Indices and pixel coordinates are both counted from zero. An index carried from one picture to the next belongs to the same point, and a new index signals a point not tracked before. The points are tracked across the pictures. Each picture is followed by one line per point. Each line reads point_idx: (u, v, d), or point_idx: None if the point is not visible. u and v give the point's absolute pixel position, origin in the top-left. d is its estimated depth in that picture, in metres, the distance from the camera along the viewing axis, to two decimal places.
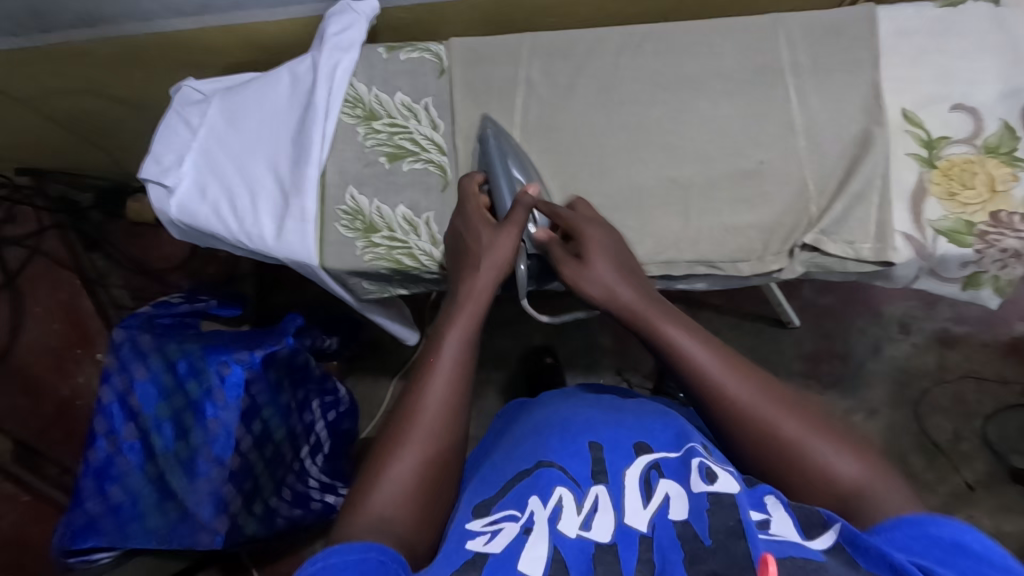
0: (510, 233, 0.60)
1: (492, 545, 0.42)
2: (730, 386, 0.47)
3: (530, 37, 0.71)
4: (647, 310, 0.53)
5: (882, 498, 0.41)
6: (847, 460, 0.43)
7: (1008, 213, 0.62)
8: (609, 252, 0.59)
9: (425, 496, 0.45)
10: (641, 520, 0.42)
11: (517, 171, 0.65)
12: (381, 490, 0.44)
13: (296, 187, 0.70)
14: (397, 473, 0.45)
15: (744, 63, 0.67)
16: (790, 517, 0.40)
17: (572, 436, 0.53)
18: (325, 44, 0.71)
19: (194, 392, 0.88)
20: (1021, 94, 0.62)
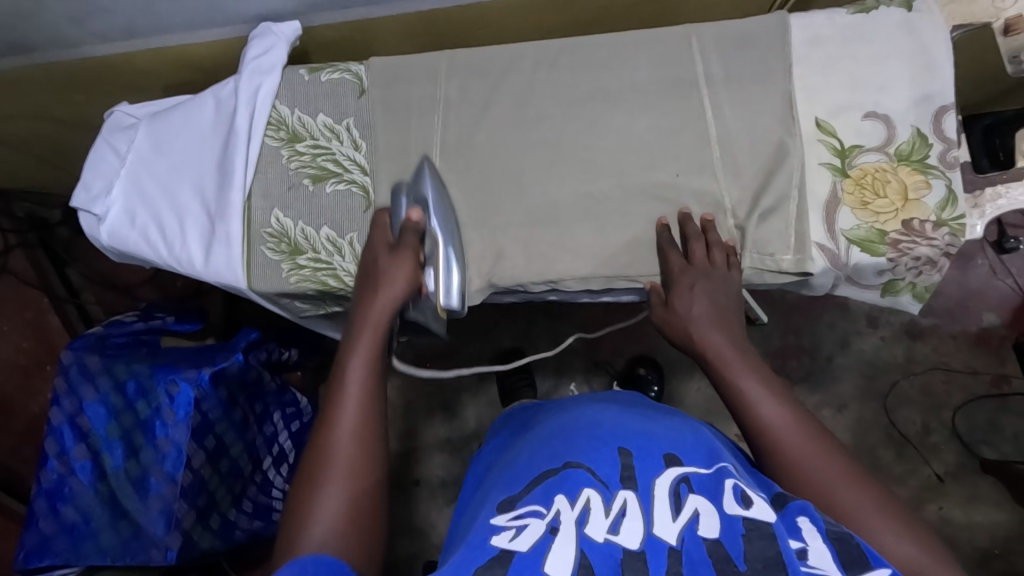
0: (405, 258, 0.62)
1: (518, 544, 0.44)
2: (766, 416, 0.54)
3: (448, 55, 0.71)
4: (725, 348, 0.59)
5: (868, 524, 0.46)
6: (847, 488, 0.48)
7: (920, 221, 0.61)
8: (710, 304, 0.62)
9: (354, 519, 0.47)
10: (670, 532, 0.43)
11: (433, 216, 0.64)
12: (315, 524, 0.46)
13: (220, 211, 0.70)
14: (325, 509, 0.47)
15: (659, 76, 0.67)
16: (830, 550, 0.41)
17: (602, 439, 0.53)
18: (246, 68, 0.72)
19: (143, 412, 0.89)
20: (933, 100, 0.62)
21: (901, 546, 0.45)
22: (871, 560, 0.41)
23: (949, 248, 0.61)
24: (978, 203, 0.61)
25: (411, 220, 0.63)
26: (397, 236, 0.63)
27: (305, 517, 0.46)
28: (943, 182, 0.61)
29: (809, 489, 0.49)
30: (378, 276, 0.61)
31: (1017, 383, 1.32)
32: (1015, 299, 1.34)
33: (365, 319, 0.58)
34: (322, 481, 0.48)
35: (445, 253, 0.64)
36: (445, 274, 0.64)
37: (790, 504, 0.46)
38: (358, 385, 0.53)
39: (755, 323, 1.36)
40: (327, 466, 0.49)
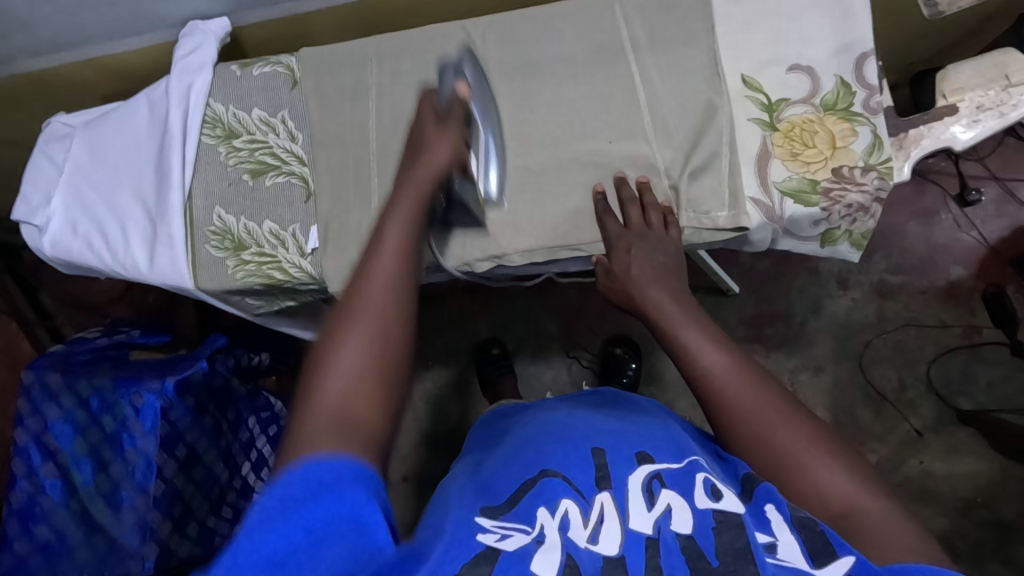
0: (446, 138, 0.61)
1: (505, 542, 0.42)
2: (707, 364, 0.53)
3: (377, 40, 0.71)
4: (662, 302, 0.59)
5: (812, 469, 0.47)
6: (788, 431, 0.48)
7: (849, 168, 0.62)
8: (648, 257, 0.62)
9: (376, 377, 0.43)
10: (645, 523, 0.43)
11: (478, 111, 0.65)
12: (333, 384, 0.42)
13: (161, 214, 0.70)
14: (345, 362, 0.43)
15: (586, 45, 0.67)
16: (797, 541, 0.41)
17: (573, 441, 0.52)
18: (176, 67, 0.72)
19: (109, 425, 0.88)
20: (853, 48, 0.63)
21: (838, 483, 0.46)
22: (836, 545, 0.41)
23: (879, 192, 0.62)
24: (903, 147, 0.62)
25: (460, 93, 0.63)
26: (445, 106, 0.63)
27: (323, 374, 0.42)
28: (869, 128, 0.62)
29: (748, 437, 0.50)
30: (425, 144, 0.60)
31: (988, 333, 1.33)
32: (979, 250, 1.36)
33: (411, 178, 0.57)
34: (346, 328, 0.44)
35: (487, 160, 0.65)
36: (484, 163, 0.65)
37: (758, 489, 0.46)
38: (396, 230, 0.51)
39: (727, 294, 1.37)
40: (343, 333, 0.44)
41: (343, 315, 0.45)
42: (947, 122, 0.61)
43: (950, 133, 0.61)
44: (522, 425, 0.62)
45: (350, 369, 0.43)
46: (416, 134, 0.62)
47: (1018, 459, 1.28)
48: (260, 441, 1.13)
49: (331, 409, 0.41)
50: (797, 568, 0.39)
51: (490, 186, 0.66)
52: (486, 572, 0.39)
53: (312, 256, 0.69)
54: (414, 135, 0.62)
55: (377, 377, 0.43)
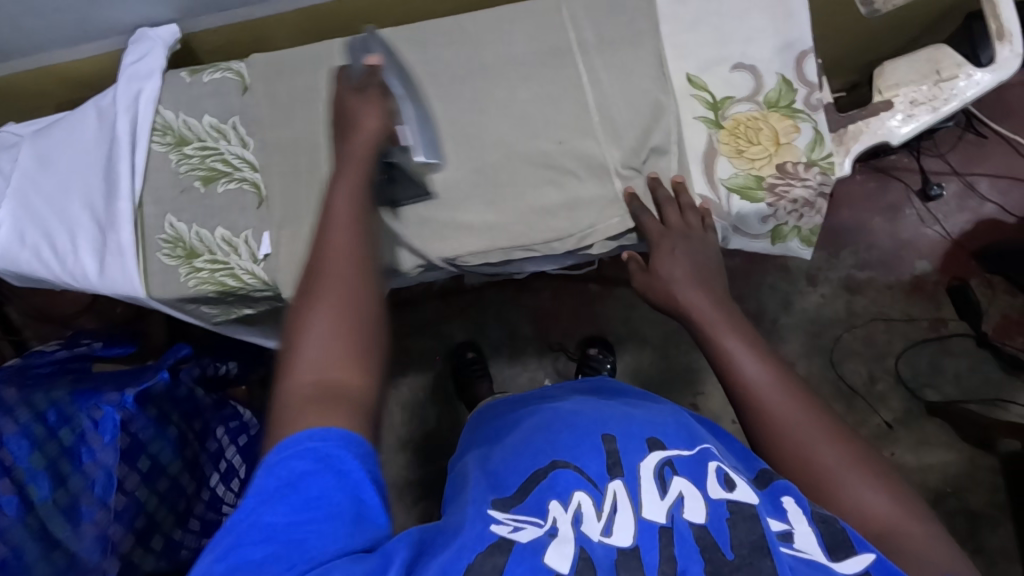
0: (373, 106, 0.60)
1: (518, 534, 0.43)
2: (749, 374, 0.53)
3: (327, 45, 0.72)
4: (706, 307, 0.59)
5: (853, 486, 0.47)
6: (826, 446, 0.49)
7: (793, 163, 0.63)
8: (692, 256, 0.62)
9: (350, 343, 0.46)
10: (659, 513, 0.44)
11: (392, 78, 0.64)
12: (306, 356, 0.45)
13: (111, 223, 0.70)
14: (312, 327, 0.46)
15: (534, 48, 0.68)
16: (815, 533, 0.43)
17: (584, 430, 0.53)
18: (124, 74, 0.72)
19: (66, 439, 0.85)
20: (794, 47, 0.64)
21: (878, 503, 0.46)
22: (855, 543, 0.42)
23: (822, 187, 0.63)
24: (843, 143, 0.63)
25: (371, 64, 0.63)
26: (360, 82, 0.62)
27: (293, 356, 0.45)
28: (811, 124, 0.63)
29: (789, 454, 0.50)
30: (353, 113, 0.60)
31: (954, 325, 1.35)
32: (944, 244, 1.37)
33: (349, 152, 0.57)
34: (307, 302, 0.47)
35: (417, 127, 0.64)
36: (413, 129, 0.64)
37: (775, 482, 0.47)
38: (347, 211, 0.52)
39: None
40: (307, 310, 0.47)
41: (305, 296, 0.48)
42: (883, 117, 0.62)
43: (886, 127, 0.62)
44: (533, 412, 0.63)
45: (319, 338, 0.46)
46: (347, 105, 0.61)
47: (984, 448, 1.30)
48: (229, 450, 1.12)
49: (310, 389, 0.44)
50: (813, 560, 0.40)
51: (430, 155, 0.65)
52: (500, 564, 0.41)
53: (264, 261, 0.69)
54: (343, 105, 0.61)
55: (345, 348, 0.46)
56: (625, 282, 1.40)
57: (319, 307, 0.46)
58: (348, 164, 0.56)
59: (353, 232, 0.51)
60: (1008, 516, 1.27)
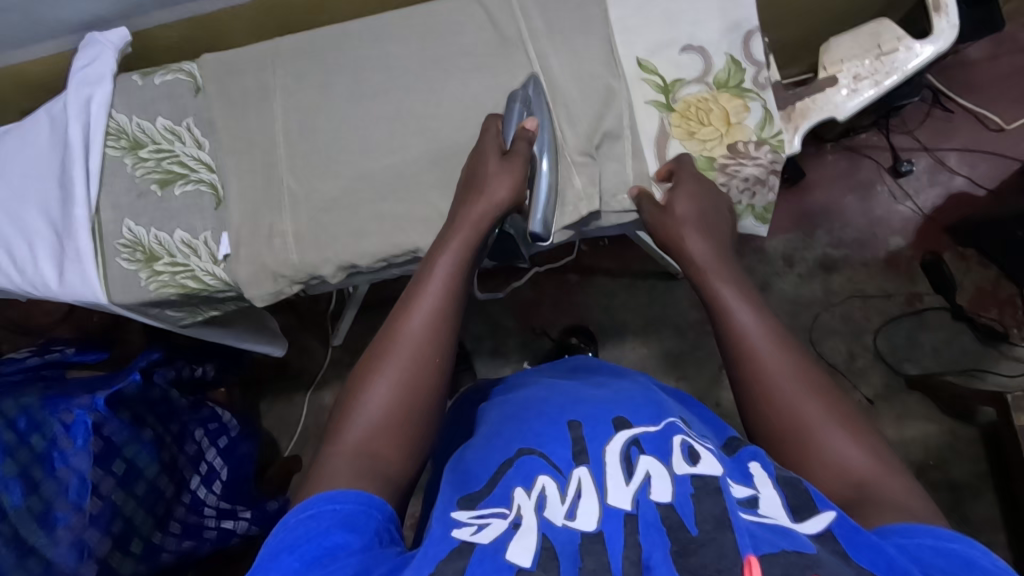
0: (509, 176, 0.63)
1: (480, 536, 0.42)
2: (743, 323, 0.53)
3: (279, 43, 0.72)
4: (709, 258, 0.59)
5: (824, 438, 0.47)
6: (807, 398, 0.49)
7: (744, 143, 0.63)
8: (697, 200, 0.61)
9: (400, 432, 0.49)
10: (625, 498, 0.42)
11: (537, 145, 0.65)
12: (357, 430, 0.49)
13: (68, 229, 0.69)
14: (371, 401, 0.50)
15: (485, 37, 0.68)
16: (779, 495, 0.42)
17: (551, 416, 0.55)
18: (74, 79, 0.71)
19: (38, 445, 0.85)
20: (741, 27, 0.64)
21: (849, 453, 0.46)
22: (817, 502, 0.42)
23: (774, 165, 0.63)
24: (791, 121, 0.64)
25: (527, 130, 0.64)
26: (510, 143, 0.64)
27: (346, 423, 0.49)
28: (760, 103, 0.63)
29: (778, 407, 0.49)
30: (484, 179, 0.62)
31: (930, 299, 1.32)
32: (917, 220, 1.35)
33: (466, 219, 0.61)
34: (375, 373, 0.51)
35: (544, 196, 0.63)
36: (541, 192, 0.64)
37: (741, 452, 0.48)
38: (439, 293, 0.56)
39: (676, 278, 1.37)
40: (374, 385, 0.51)
41: (379, 359, 0.52)
42: (829, 93, 0.63)
43: (834, 102, 0.63)
44: (501, 402, 0.64)
45: (373, 416, 0.49)
46: (476, 163, 0.63)
47: (964, 420, 1.27)
48: (211, 451, 1.12)
49: (352, 459, 0.47)
50: (778, 524, 0.38)
51: (540, 227, 0.63)
52: (462, 566, 0.39)
53: (224, 262, 0.69)
54: (475, 162, 0.64)
55: (394, 424, 0.49)
56: (604, 271, 1.39)
57: (384, 379, 0.51)
58: (456, 236, 0.59)
59: (438, 309, 0.55)
60: (990, 487, 1.23)
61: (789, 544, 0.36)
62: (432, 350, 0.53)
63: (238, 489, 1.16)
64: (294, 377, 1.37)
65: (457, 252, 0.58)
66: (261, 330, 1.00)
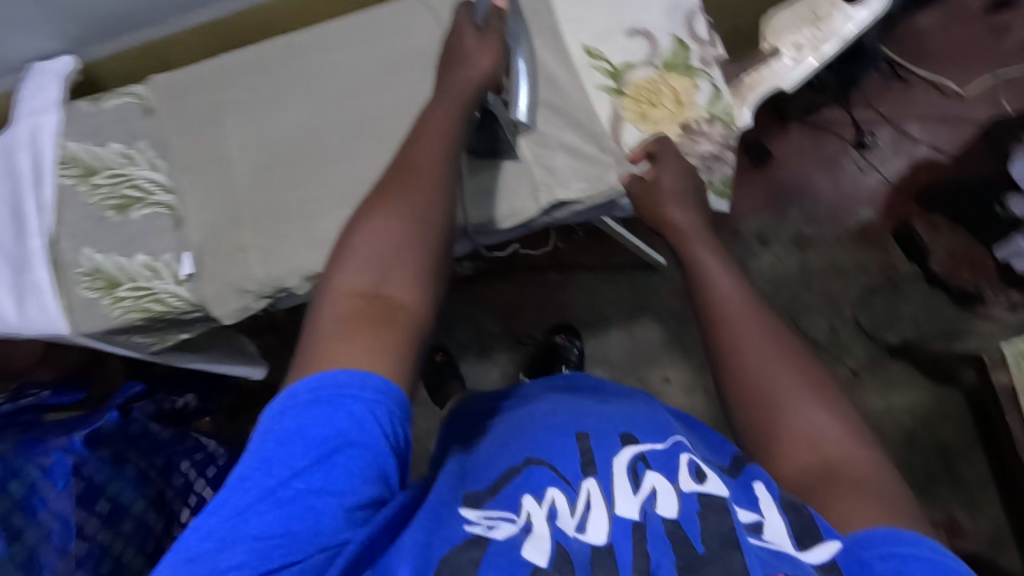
0: (489, 50, 0.60)
1: (495, 531, 0.42)
2: (719, 291, 0.54)
3: (225, 59, 0.72)
4: (692, 227, 0.60)
5: (793, 412, 0.48)
6: (779, 367, 0.49)
7: (696, 121, 0.65)
8: (678, 172, 0.62)
9: (405, 264, 0.47)
10: (631, 509, 0.42)
11: (510, 35, 0.64)
12: (355, 269, 0.46)
13: (26, 262, 0.68)
14: (369, 239, 0.47)
15: (432, 37, 0.69)
16: (784, 522, 0.41)
17: (560, 430, 0.53)
18: (21, 111, 0.71)
19: (17, 491, 0.81)
20: (682, 8, 0.66)
21: (820, 426, 0.47)
22: (822, 529, 0.41)
23: (728, 140, 0.65)
24: (741, 95, 0.65)
25: (498, 4, 0.63)
26: (481, 21, 0.62)
27: (344, 266, 0.47)
28: (709, 81, 0.65)
29: (750, 377, 0.50)
30: (463, 53, 0.60)
31: (905, 269, 1.32)
32: (885, 190, 1.35)
33: (453, 85, 0.58)
34: (375, 210, 0.49)
35: (524, 85, 0.63)
36: (518, 84, 0.63)
37: (747, 470, 0.47)
38: (436, 144, 0.53)
39: (655, 268, 1.36)
40: (373, 223, 0.48)
41: (377, 203, 0.50)
42: (773, 63, 0.65)
43: (777, 75, 0.64)
44: (509, 414, 0.62)
45: (375, 257, 0.47)
46: (453, 41, 0.61)
47: (947, 382, 1.27)
48: None
49: (355, 299, 0.45)
50: (782, 550, 0.39)
51: (526, 116, 0.63)
52: (476, 557, 0.40)
53: (187, 281, 0.68)
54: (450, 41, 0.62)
55: (393, 261, 0.47)
56: (582, 265, 1.38)
57: (384, 217, 0.48)
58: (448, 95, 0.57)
59: (438, 157, 0.52)
60: (980, 447, 1.24)
61: (792, 568, 0.38)
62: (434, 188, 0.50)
63: None
64: None
65: (450, 109, 0.56)
66: (242, 356, 0.99)
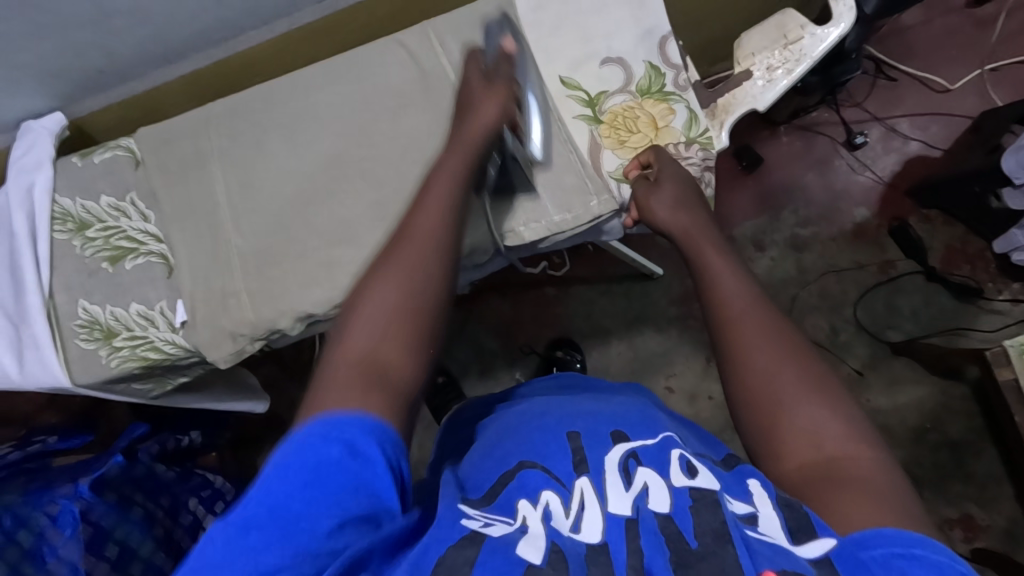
0: (496, 95, 0.62)
1: (491, 529, 0.41)
2: (727, 291, 0.54)
3: (209, 110, 0.73)
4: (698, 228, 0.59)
5: (799, 411, 0.46)
6: (787, 366, 0.48)
7: (674, 145, 0.65)
8: (680, 176, 0.63)
9: (406, 334, 0.46)
10: (624, 504, 0.42)
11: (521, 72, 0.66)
12: (356, 344, 0.45)
13: (23, 318, 0.69)
14: (370, 310, 0.46)
15: (410, 75, 0.70)
16: (779, 517, 0.40)
17: (549, 430, 0.53)
18: (13, 169, 0.72)
19: (26, 541, 0.81)
20: (654, 34, 0.67)
21: (825, 422, 0.45)
22: (817, 526, 0.39)
23: (706, 162, 0.65)
24: (716, 116, 0.66)
25: (506, 51, 0.66)
26: (491, 64, 0.65)
27: (344, 338, 0.46)
28: (683, 104, 0.65)
29: (758, 379, 0.49)
30: (473, 101, 0.62)
31: (903, 265, 1.32)
32: (878, 188, 1.35)
33: (464, 137, 0.59)
34: (376, 279, 0.48)
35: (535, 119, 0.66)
36: (529, 118, 0.65)
37: (741, 467, 0.46)
38: (442, 198, 0.53)
39: (652, 277, 1.36)
40: (373, 295, 0.47)
41: (381, 264, 0.49)
42: (746, 86, 0.65)
43: (752, 95, 0.65)
44: (501, 415, 0.61)
45: (373, 329, 0.46)
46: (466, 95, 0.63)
47: (953, 377, 1.26)
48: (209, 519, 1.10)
49: (355, 365, 0.44)
50: (775, 543, 0.37)
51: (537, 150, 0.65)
52: (471, 556, 0.38)
53: (182, 329, 0.69)
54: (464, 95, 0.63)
55: (399, 330, 0.46)
56: (579, 279, 1.38)
57: (386, 282, 0.47)
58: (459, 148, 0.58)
59: (442, 220, 0.52)
60: (990, 441, 1.23)
61: (787, 562, 0.36)
62: (442, 260, 0.50)
63: None
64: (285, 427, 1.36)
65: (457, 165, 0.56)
66: (241, 391, 1.00)
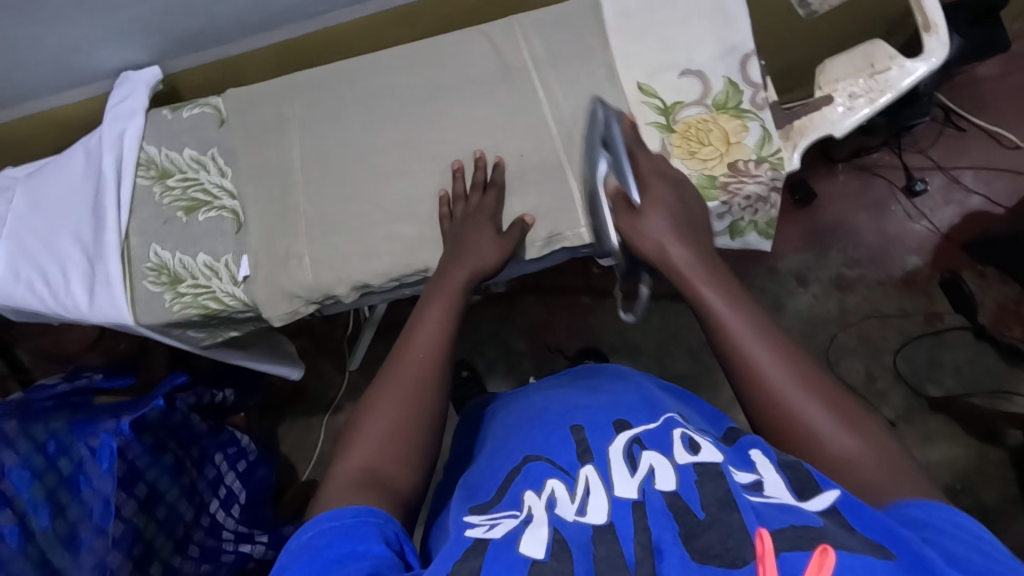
0: (485, 235, 0.66)
1: (493, 531, 0.42)
2: (716, 310, 0.55)
3: (293, 79, 0.76)
4: (688, 260, 0.60)
5: (803, 414, 0.48)
6: (779, 370, 0.50)
7: (744, 161, 0.66)
8: (664, 202, 0.63)
9: (402, 444, 0.51)
10: (631, 489, 0.42)
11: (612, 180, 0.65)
12: (355, 458, 0.50)
13: (99, 253, 0.73)
14: (369, 432, 0.51)
15: (490, 65, 0.72)
16: (783, 479, 0.42)
17: (553, 424, 0.54)
18: (108, 114, 0.77)
19: (65, 468, 0.84)
20: (736, 51, 0.68)
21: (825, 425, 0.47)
22: (819, 483, 0.42)
23: (774, 182, 0.65)
24: (789, 138, 0.66)
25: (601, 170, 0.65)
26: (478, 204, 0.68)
27: (346, 456, 0.50)
28: (758, 123, 0.66)
29: (748, 387, 0.51)
30: (463, 244, 0.66)
31: (951, 319, 1.28)
32: (933, 239, 1.32)
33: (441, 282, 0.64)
34: (373, 404, 0.54)
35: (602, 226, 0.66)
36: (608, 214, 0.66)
37: (742, 441, 0.48)
38: (425, 333, 0.59)
39: None
40: (372, 416, 0.52)
41: (378, 391, 0.54)
42: (825, 111, 0.65)
43: (830, 120, 0.64)
44: (502, 417, 0.64)
45: (374, 442, 0.51)
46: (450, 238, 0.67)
47: (991, 441, 1.22)
48: (230, 477, 1.13)
49: (358, 475, 0.48)
50: (784, 502, 0.39)
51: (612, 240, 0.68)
52: (475, 566, 0.39)
53: (243, 283, 0.72)
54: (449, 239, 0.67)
55: (397, 446, 0.51)
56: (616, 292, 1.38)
57: (380, 407, 0.53)
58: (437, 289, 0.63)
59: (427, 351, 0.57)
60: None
61: (796, 518, 0.36)
62: (428, 380, 0.55)
63: (254, 513, 1.16)
64: (311, 400, 1.39)
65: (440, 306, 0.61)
66: (279, 355, 1.03)
